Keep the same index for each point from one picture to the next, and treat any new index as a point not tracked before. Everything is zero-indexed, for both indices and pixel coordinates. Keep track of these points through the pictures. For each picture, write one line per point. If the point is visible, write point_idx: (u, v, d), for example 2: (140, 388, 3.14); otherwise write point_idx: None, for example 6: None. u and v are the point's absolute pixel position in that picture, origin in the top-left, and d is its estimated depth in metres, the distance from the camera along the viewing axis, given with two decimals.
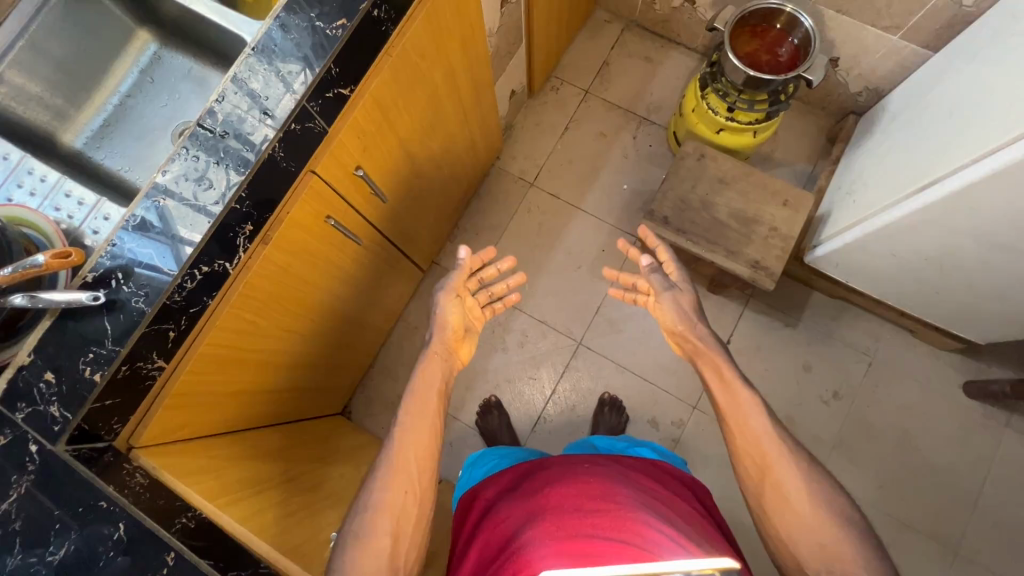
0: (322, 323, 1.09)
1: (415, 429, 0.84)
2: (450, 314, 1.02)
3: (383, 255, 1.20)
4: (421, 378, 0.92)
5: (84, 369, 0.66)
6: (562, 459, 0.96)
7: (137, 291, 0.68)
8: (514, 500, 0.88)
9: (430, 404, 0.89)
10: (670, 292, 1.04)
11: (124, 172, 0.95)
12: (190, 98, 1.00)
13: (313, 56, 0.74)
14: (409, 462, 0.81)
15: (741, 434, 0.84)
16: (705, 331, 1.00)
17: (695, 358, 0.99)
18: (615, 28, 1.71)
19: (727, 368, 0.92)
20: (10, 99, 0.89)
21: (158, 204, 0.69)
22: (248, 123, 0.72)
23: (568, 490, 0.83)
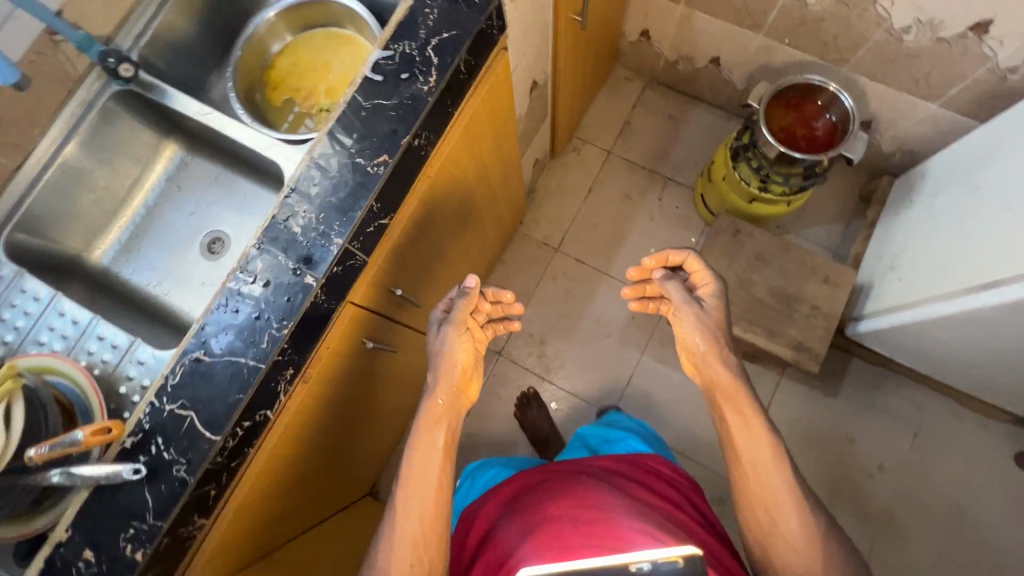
0: (353, 430, 1.04)
1: (421, 489, 0.82)
2: (461, 350, 0.90)
3: (413, 350, 1.16)
4: (426, 420, 0.86)
5: (125, 547, 0.63)
6: (566, 467, 0.96)
7: (178, 457, 0.64)
8: (514, 518, 0.85)
9: (425, 475, 0.83)
10: (691, 307, 0.96)
11: (154, 288, 0.93)
12: (219, 207, 0.98)
13: (355, 194, 0.70)
14: (414, 533, 0.80)
15: (757, 481, 0.84)
16: (733, 362, 0.93)
17: (723, 402, 0.91)
18: (636, 85, 1.69)
19: (751, 409, 0.87)
20: (38, 232, 0.85)
21: (197, 361, 0.66)
22: (287, 272, 0.68)
23: (567, 504, 0.82)
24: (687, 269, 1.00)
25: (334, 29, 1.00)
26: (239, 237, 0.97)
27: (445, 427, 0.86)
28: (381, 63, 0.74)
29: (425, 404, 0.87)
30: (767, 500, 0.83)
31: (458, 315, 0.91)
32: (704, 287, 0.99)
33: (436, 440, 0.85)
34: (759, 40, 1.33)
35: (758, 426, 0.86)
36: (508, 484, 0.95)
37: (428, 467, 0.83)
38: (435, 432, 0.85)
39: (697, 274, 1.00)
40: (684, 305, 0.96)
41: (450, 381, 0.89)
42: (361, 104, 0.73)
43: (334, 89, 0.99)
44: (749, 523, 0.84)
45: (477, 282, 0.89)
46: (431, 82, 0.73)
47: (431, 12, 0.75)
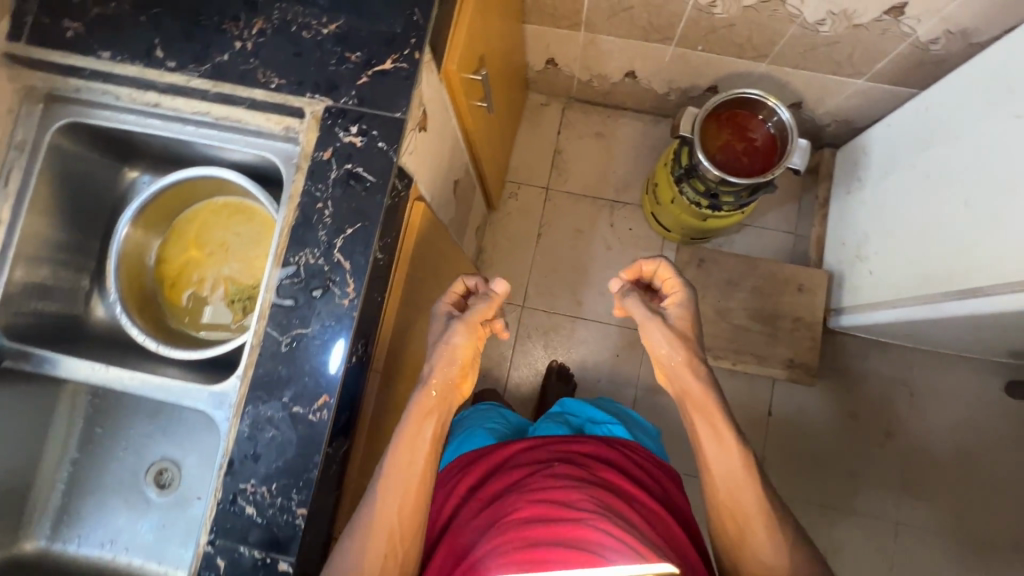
0: None
1: (404, 477, 0.65)
2: (467, 353, 0.71)
3: None
4: (416, 412, 0.68)
5: None
6: (546, 447, 0.81)
7: None
8: (487, 504, 0.73)
9: (411, 470, 0.66)
10: (659, 319, 0.79)
11: (107, 552, 0.83)
12: (151, 434, 0.86)
13: (306, 450, 0.61)
14: (391, 529, 0.63)
15: (726, 487, 0.71)
16: (708, 372, 0.78)
17: (695, 416, 0.76)
18: (554, 109, 1.58)
19: (722, 421, 0.74)
20: None
21: None
22: (254, 562, 0.59)
23: (538, 491, 0.68)
24: (657, 279, 0.84)
25: (218, 198, 0.88)
26: (185, 464, 0.86)
27: (437, 424, 0.69)
28: (285, 284, 0.63)
29: (414, 398, 0.69)
30: (738, 513, 0.71)
31: (472, 314, 0.72)
32: (671, 299, 0.82)
33: (425, 434, 0.68)
34: (671, 51, 1.24)
35: (727, 435, 0.73)
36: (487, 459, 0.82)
37: (416, 461, 0.66)
38: (426, 426, 0.68)
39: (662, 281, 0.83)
40: (649, 321, 0.79)
41: (452, 376, 0.70)
42: (278, 339, 0.63)
43: (237, 271, 0.86)
44: (721, 537, 0.72)
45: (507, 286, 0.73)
46: (350, 292, 0.63)
47: (325, 206, 0.64)
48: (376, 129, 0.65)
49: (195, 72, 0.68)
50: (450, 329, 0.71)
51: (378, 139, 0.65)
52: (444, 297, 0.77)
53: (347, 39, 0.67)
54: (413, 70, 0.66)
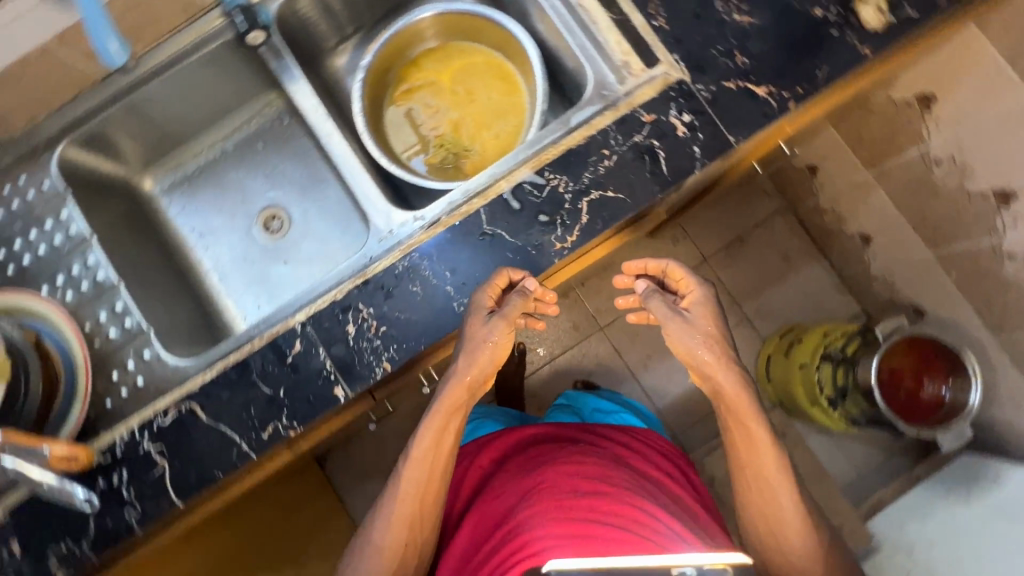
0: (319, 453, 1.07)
1: (434, 465, 0.65)
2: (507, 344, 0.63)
3: (410, 399, 1.13)
4: (443, 408, 0.64)
5: (51, 562, 0.60)
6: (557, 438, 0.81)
7: (134, 499, 0.61)
8: (509, 474, 0.74)
9: (438, 454, 0.65)
10: (676, 317, 0.70)
11: (191, 239, 0.86)
12: (289, 182, 0.88)
13: (428, 324, 0.62)
14: (426, 496, 0.66)
15: (763, 497, 0.69)
16: (739, 367, 0.69)
17: (732, 425, 0.69)
18: (770, 204, 1.51)
19: (758, 428, 0.68)
20: (90, 152, 0.77)
21: (189, 408, 0.62)
22: (320, 369, 0.62)
23: (565, 466, 0.69)
24: (669, 277, 0.75)
25: (501, 56, 0.86)
26: (297, 226, 0.87)
27: (460, 418, 0.66)
28: (524, 189, 0.62)
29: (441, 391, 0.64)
30: (774, 526, 0.69)
31: (512, 312, 0.59)
32: (687, 298, 0.73)
33: (451, 427, 0.66)
34: (925, 256, 1.15)
35: (759, 435, 0.68)
36: (502, 438, 0.83)
37: (439, 453, 0.65)
38: (451, 418, 0.65)
39: (676, 278, 0.75)
40: (666, 321, 0.70)
41: (487, 374, 0.63)
42: (481, 225, 0.62)
43: (465, 125, 0.86)
44: (755, 542, 0.71)
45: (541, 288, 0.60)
46: (565, 240, 0.62)
47: (608, 158, 0.62)
48: (702, 133, 0.62)
49: None
50: (492, 323, 0.60)
51: (697, 144, 0.62)
52: (485, 292, 0.60)
53: (746, 39, 0.63)
54: (778, 113, 0.62)
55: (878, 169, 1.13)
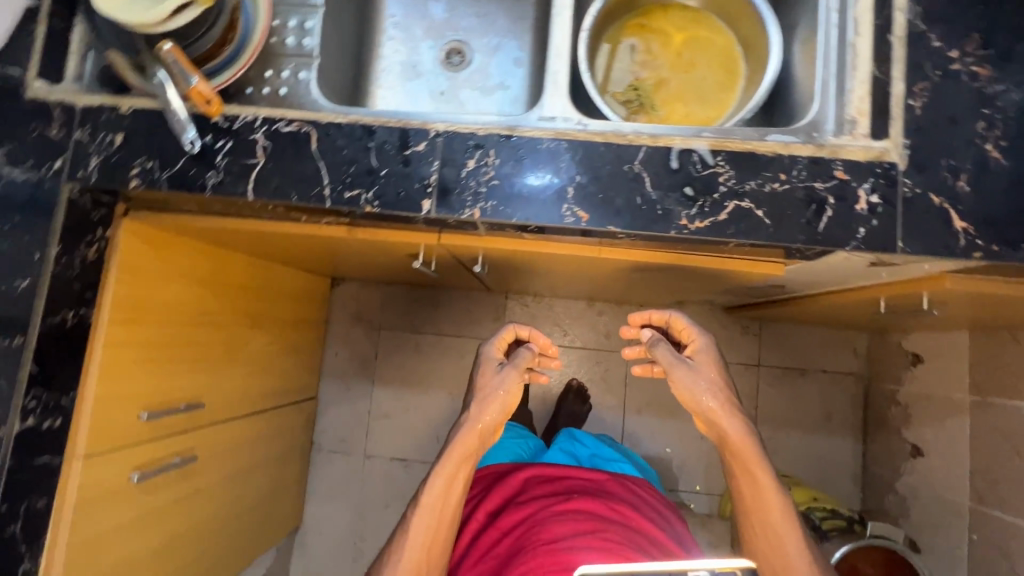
0: (348, 263, 1.15)
1: (441, 514, 0.84)
2: (515, 398, 0.85)
3: (444, 276, 1.18)
4: (458, 452, 0.85)
5: (134, 169, 0.67)
6: (541, 490, 1.02)
7: (219, 168, 0.66)
8: (520, 511, 0.95)
9: (447, 504, 0.85)
10: (683, 367, 0.75)
11: (389, 23, 0.92)
12: (493, 33, 0.91)
13: (531, 206, 0.63)
14: (433, 542, 0.84)
15: (768, 540, 0.76)
16: (741, 416, 0.77)
17: (738, 470, 0.77)
18: (850, 363, 1.46)
19: (764, 474, 0.76)
20: None
21: (306, 131, 0.66)
22: (424, 176, 0.64)
23: (566, 518, 0.89)
24: (672, 329, 0.82)
25: (739, 53, 0.85)
26: (473, 71, 0.90)
27: (469, 464, 0.86)
28: (691, 156, 0.62)
29: (456, 438, 0.84)
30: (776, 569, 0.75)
31: (521, 361, 0.85)
32: (691, 347, 0.79)
33: (458, 479, 0.85)
34: (960, 503, 1.08)
35: (763, 481, 0.76)
36: (497, 491, 1.04)
37: (445, 500, 0.84)
38: (461, 468, 0.85)
39: (678, 329, 0.81)
40: (676, 371, 0.75)
41: (497, 420, 0.85)
42: (633, 159, 0.62)
43: (668, 85, 0.85)
44: None
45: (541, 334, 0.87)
46: (693, 222, 0.61)
47: (779, 183, 0.61)
48: (876, 221, 0.60)
49: (906, 15, 0.63)
50: (505, 376, 0.84)
51: (866, 227, 0.60)
52: (494, 343, 0.88)
53: (980, 171, 0.59)
54: (959, 253, 0.58)
55: (980, 399, 1.06)
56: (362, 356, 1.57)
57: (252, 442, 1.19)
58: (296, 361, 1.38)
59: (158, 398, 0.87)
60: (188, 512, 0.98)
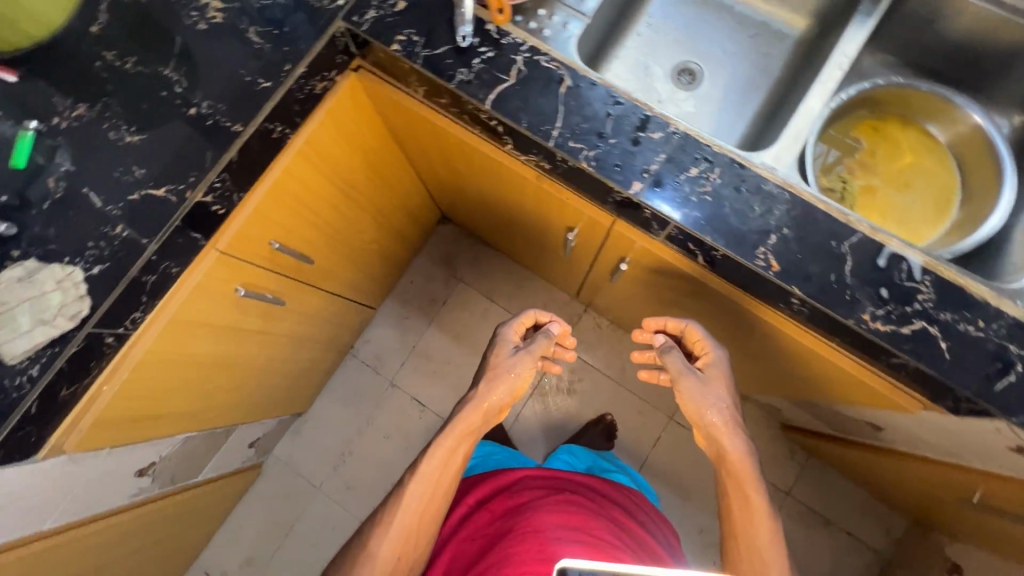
0: (481, 209, 1.19)
1: (435, 488, 0.87)
2: (521, 383, 0.92)
3: (557, 262, 1.20)
4: (460, 428, 0.89)
5: (399, 35, 0.72)
6: (534, 478, 0.97)
7: (471, 69, 0.70)
8: (513, 497, 0.92)
9: (442, 479, 0.87)
10: (690, 377, 0.83)
11: (644, 21, 0.95)
12: (730, 73, 0.94)
13: (729, 232, 0.64)
14: (423, 512, 0.86)
15: (753, 563, 0.77)
16: (743, 434, 0.82)
17: (732, 487, 0.80)
18: (875, 537, 1.40)
19: (756, 496, 0.79)
20: None
21: (560, 75, 0.69)
22: (646, 161, 0.66)
23: (557, 509, 0.86)
24: (688, 340, 0.88)
25: (956, 200, 0.83)
26: (696, 98, 0.93)
27: (470, 441, 0.90)
28: (901, 263, 0.62)
29: (462, 413, 0.90)
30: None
31: (536, 347, 0.92)
32: (703, 359, 0.86)
33: (459, 455, 0.89)
34: None
35: (755, 501, 0.79)
36: (491, 477, 0.99)
37: (441, 476, 0.87)
38: (462, 445, 0.89)
39: (693, 341, 0.88)
40: (683, 378, 0.83)
41: (502, 402, 0.91)
42: (845, 239, 0.63)
43: (874, 194, 0.84)
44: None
45: (562, 324, 0.94)
46: (874, 321, 0.61)
47: (975, 327, 0.60)
48: None
49: None
50: (517, 360, 0.91)
51: None
52: (513, 326, 0.95)
53: None
54: None
55: None
56: (431, 296, 1.61)
57: (318, 318, 1.24)
58: (381, 269, 1.43)
59: (287, 238, 0.93)
60: (252, 345, 1.04)
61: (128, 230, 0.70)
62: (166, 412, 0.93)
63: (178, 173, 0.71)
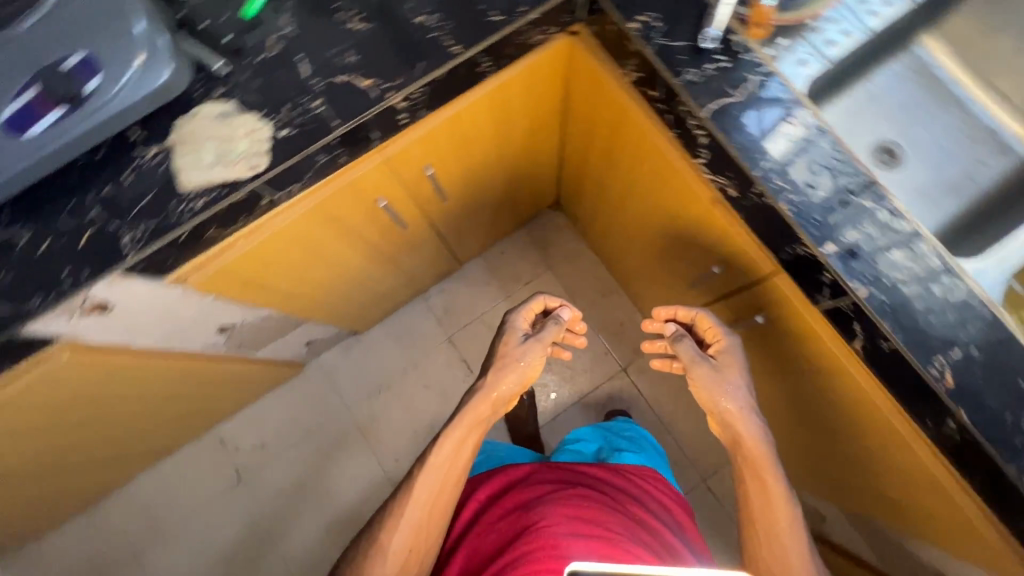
0: (613, 211, 1.17)
1: (447, 480, 0.82)
2: (533, 371, 0.87)
3: (666, 288, 1.17)
4: (469, 418, 0.84)
5: (643, 16, 0.70)
6: (545, 472, 0.86)
7: (702, 73, 0.68)
8: (524, 493, 0.82)
9: (450, 473, 0.82)
10: (703, 364, 0.78)
11: (868, 82, 0.88)
12: (938, 167, 0.88)
13: (908, 328, 0.60)
14: (437, 502, 0.81)
15: (770, 549, 0.72)
16: (759, 418, 0.76)
17: (747, 475, 0.74)
18: None
19: (774, 481, 0.73)
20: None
21: (790, 110, 0.66)
22: (848, 227, 0.63)
23: (569, 506, 0.76)
24: (699, 325, 0.83)
25: None
26: (892, 180, 0.87)
27: (479, 431, 0.85)
28: None
29: (470, 405, 0.84)
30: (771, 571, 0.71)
31: (546, 334, 0.87)
32: (716, 346, 0.81)
33: (466, 447, 0.84)
34: None
35: (774, 488, 0.73)
36: (501, 470, 0.89)
37: (450, 472, 0.82)
38: (471, 434, 0.84)
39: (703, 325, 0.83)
40: (695, 366, 0.78)
41: (512, 391, 0.86)
42: None
43: None
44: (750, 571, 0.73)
45: (568, 308, 0.90)
46: None
47: None
48: None
49: None
50: (528, 348, 0.86)
51: None
52: (522, 315, 0.90)
53: None
54: None
55: None
56: (518, 272, 1.60)
57: (420, 253, 1.27)
58: (486, 231, 1.43)
59: (439, 169, 0.94)
60: (360, 252, 1.07)
61: (325, 107, 0.72)
62: (272, 283, 0.97)
63: (386, 72, 0.72)
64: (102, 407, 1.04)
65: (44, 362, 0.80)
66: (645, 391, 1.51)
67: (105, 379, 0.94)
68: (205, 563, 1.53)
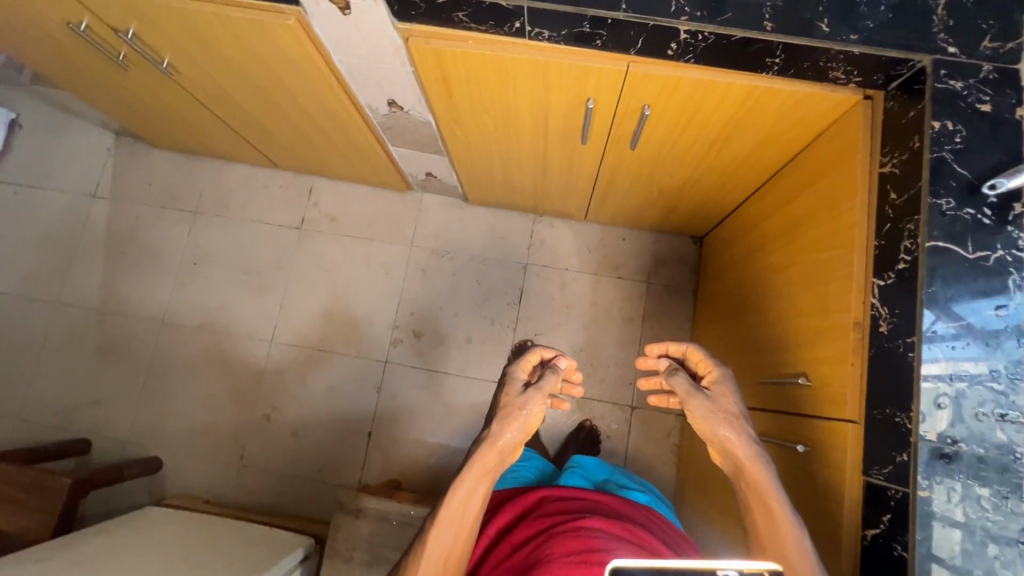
0: (747, 274, 1.12)
1: (462, 528, 0.75)
2: (537, 420, 0.80)
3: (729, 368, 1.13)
4: (477, 469, 0.77)
5: (951, 125, 0.66)
6: (560, 503, 0.89)
7: (956, 212, 0.64)
8: (543, 520, 0.84)
9: (463, 520, 0.75)
10: (699, 399, 0.73)
11: None
12: None
13: (936, 550, 0.60)
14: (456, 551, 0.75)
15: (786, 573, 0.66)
16: (755, 439, 0.72)
17: (754, 503, 0.70)
18: None
19: (782, 512, 0.68)
20: None
21: (1010, 304, 0.62)
22: (964, 434, 0.60)
23: (588, 529, 0.78)
24: (693, 363, 0.79)
25: None
26: None
27: (488, 480, 0.78)
28: None
29: (477, 458, 0.77)
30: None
31: (546, 386, 0.81)
32: (709, 379, 0.77)
33: (475, 495, 0.76)
34: None
35: (778, 512, 0.68)
36: (515, 504, 0.93)
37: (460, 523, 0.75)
38: (478, 483, 0.77)
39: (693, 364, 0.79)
40: (691, 400, 0.73)
41: (518, 440, 0.78)
42: None
43: None
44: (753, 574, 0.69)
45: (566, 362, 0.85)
46: None
47: None
48: None
49: None
50: (529, 398, 0.79)
51: None
52: (522, 368, 0.83)
53: None
54: None
55: None
56: (619, 263, 1.60)
57: (569, 179, 1.29)
58: (630, 208, 1.43)
59: (653, 119, 0.94)
60: (532, 134, 1.10)
61: None
62: (457, 100, 1.03)
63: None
64: (271, 89, 1.16)
65: (274, 13, 0.89)
66: (632, 437, 1.50)
67: (294, 68, 1.04)
68: (231, 262, 1.71)
